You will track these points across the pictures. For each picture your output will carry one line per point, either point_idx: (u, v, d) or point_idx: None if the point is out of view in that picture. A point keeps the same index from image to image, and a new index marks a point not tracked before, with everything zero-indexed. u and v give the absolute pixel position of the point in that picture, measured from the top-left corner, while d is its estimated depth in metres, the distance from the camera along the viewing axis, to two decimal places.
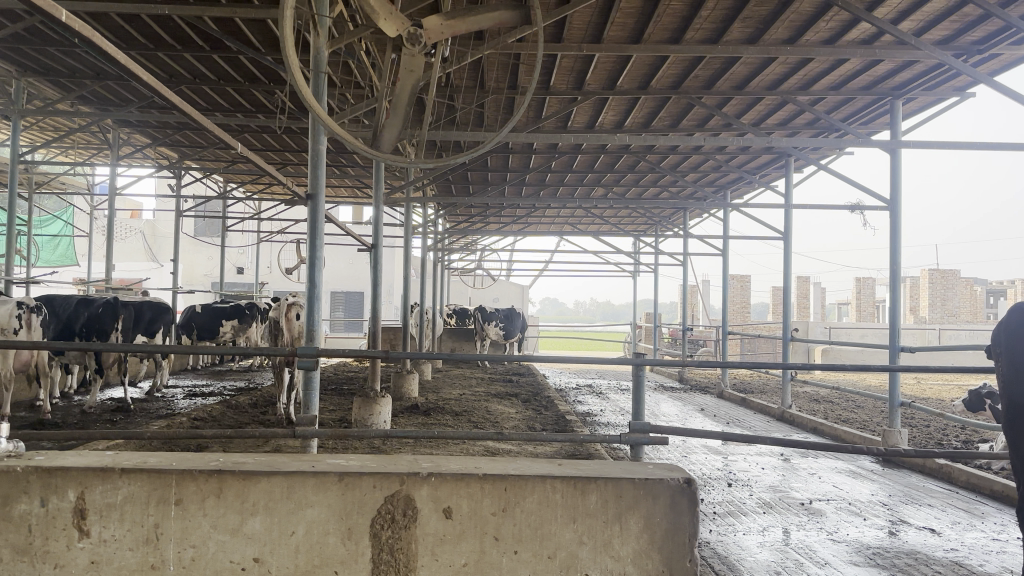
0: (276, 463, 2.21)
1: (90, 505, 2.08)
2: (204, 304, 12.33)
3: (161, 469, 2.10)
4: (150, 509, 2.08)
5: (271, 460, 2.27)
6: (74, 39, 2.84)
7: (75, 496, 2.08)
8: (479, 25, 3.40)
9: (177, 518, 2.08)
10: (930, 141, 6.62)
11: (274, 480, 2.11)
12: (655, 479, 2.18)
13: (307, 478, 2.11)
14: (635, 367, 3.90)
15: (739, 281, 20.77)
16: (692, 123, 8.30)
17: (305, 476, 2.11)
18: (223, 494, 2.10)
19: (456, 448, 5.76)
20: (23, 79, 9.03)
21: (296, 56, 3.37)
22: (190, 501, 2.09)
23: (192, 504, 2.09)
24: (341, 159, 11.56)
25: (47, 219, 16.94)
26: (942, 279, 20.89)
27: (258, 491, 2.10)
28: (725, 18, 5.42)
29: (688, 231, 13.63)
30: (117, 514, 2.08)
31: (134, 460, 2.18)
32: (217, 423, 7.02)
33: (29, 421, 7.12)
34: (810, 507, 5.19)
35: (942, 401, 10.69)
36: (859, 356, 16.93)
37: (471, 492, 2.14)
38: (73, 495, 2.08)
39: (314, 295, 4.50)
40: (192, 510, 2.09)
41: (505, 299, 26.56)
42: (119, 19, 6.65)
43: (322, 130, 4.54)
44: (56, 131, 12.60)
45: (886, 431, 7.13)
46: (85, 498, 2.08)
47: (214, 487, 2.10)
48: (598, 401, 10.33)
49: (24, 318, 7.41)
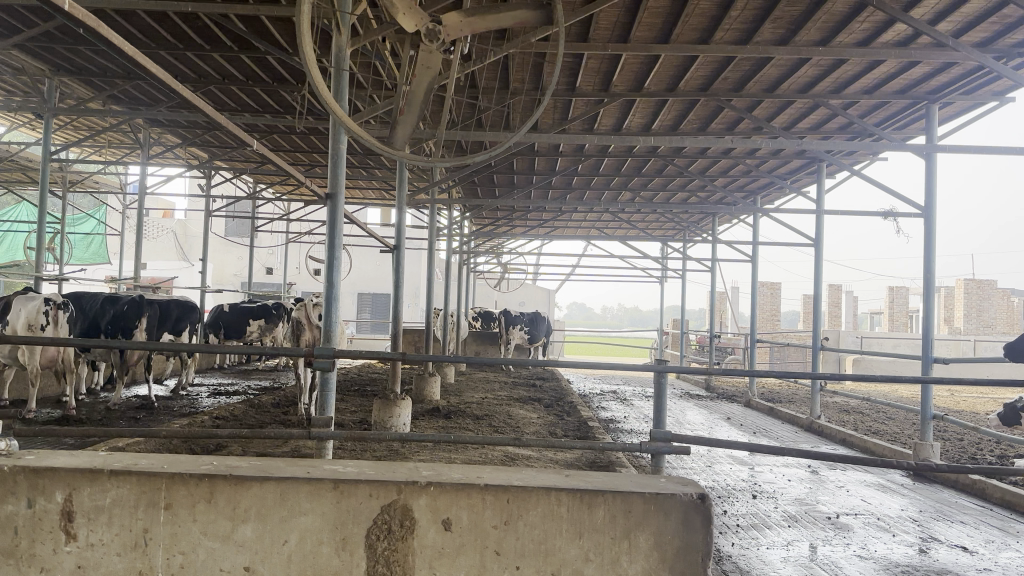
0: (272, 468, 2.15)
1: (78, 507, 2.04)
2: (231, 303, 12.40)
3: (151, 472, 2.05)
4: (139, 513, 2.04)
5: (267, 464, 2.21)
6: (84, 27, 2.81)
7: (63, 497, 2.05)
8: (500, 24, 3.32)
9: (166, 523, 2.03)
10: (968, 146, 6.43)
11: (266, 486, 2.05)
12: (667, 494, 2.08)
13: (301, 486, 2.04)
14: (656, 374, 3.78)
15: (769, 289, 20.46)
16: (721, 127, 8.17)
17: (298, 483, 2.05)
18: (214, 499, 2.05)
19: (475, 453, 5.71)
20: (55, 78, 9.13)
21: (312, 53, 3.29)
22: (180, 506, 2.04)
23: (182, 508, 2.04)
24: (368, 160, 11.57)
25: (80, 217, 17.16)
26: (978, 289, 20.49)
27: (251, 497, 2.04)
28: (756, 19, 5.30)
29: (716, 236, 13.47)
30: (105, 518, 2.04)
31: (125, 461, 2.14)
32: (238, 422, 7.02)
33: (54, 416, 7.19)
34: (837, 521, 5.04)
35: (977, 414, 10.41)
36: (892, 367, 16.57)
37: (472, 504, 2.06)
38: (61, 497, 2.05)
39: (332, 296, 4.44)
40: (182, 515, 2.04)
41: (531, 303, 26.45)
42: (147, 18, 6.68)
43: (342, 131, 4.49)
44: (89, 131, 12.76)
45: (918, 445, 6.91)
46: (73, 499, 2.05)
47: (204, 492, 2.04)
48: (622, 408, 10.21)
49: (51, 313, 7.47)
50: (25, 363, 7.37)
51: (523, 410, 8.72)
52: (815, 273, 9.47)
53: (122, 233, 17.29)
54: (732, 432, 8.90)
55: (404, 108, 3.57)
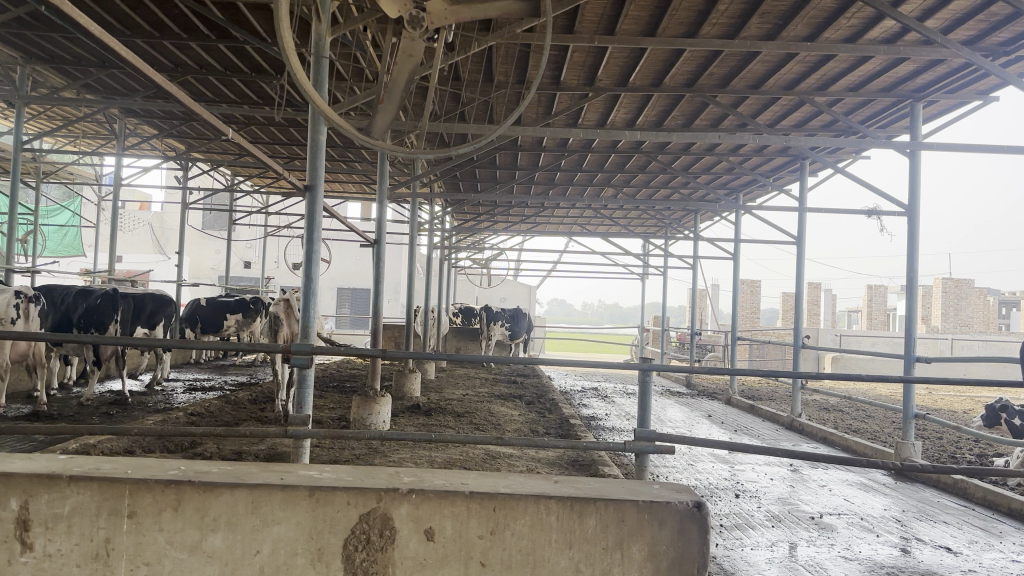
0: (244, 474, 2.07)
1: (34, 516, 1.95)
2: (209, 297, 12.21)
3: (114, 478, 1.96)
4: (101, 522, 1.95)
5: (238, 469, 2.13)
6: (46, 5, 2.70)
7: (18, 505, 1.95)
8: (486, 14, 3.19)
9: (129, 533, 1.95)
10: (952, 145, 6.42)
11: (237, 493, 1.97)
12: (662, 503, 2.04)
13: (275, 493, 1.97)
14: (642, 372, 3.71)
15: (749, 287, 20.54)
16: (705, 123, 8.13)
17: (272, 491, 1.97)
18: (181, 507, 1.96)
19: (457, 452, 5.63)
20: (28, 66, 8.90)
21: (290, 38, 3.15)
22: (145, 514, 1.95)
23: (147, 517, 1.95)
24: (348, 153, 11.43)
25: (54, 209, 16.85)
26: (955, 287, 20.65)
27: (220, 505, 1.96)
28: (743, 13, 5.24)
29: (698, 233, 13.44)
30: (63, 526, 1.94)
31: (85, 466, 2.05)
32: (213, 419, 6.88)
33: (25, 412, 7.02)
34: (821, 521, 5.00)
35: (954, 413, 10.49)
36: (870, 365, 16.67)
37: (456, 512, 1.99)
38: (16, 504, 1.95)
39: (311, 292, 4.30)
40: (147, 524, 1.95)
41: (512, 299, 26.39)
42: (122, 4, 6.51)
43: (322, 120, 4.38)
44: (63, 121, 12.50)
45: (898, 443, 6.90)
46: (29, 507, 1.95)
47: (171, 501, 1.96)
48: (603, 405, 10.15)
49: (22, 307, 7.27)
50: None
51: (503, 407, 8.65)
52: (797, 271, 9.45)
53: (97, 226, 17.02)
54: (713, 430, 8.88)
55: (383, 96, 3.48)
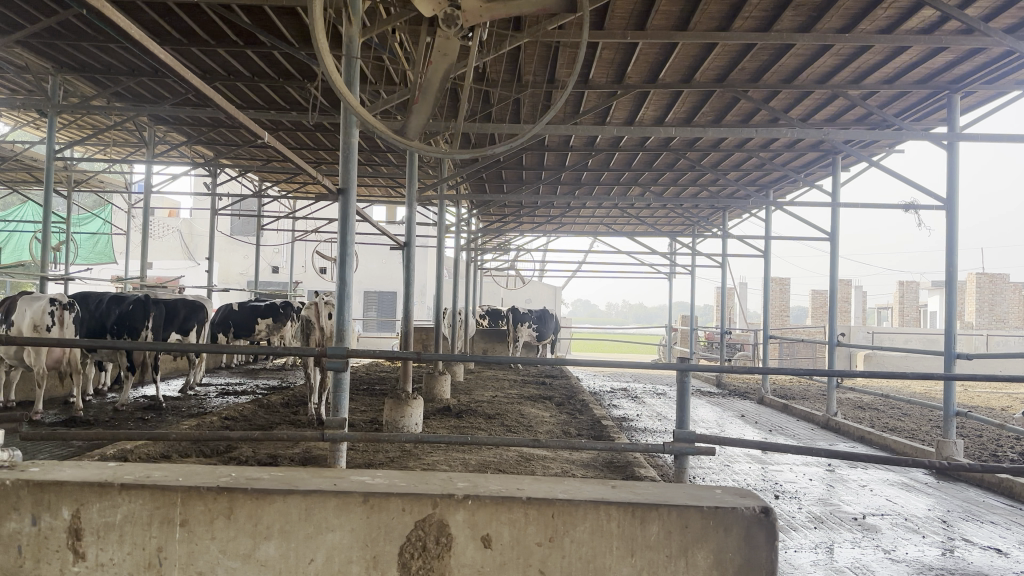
0: (295, 479, 2.15)
1: (86, 524, 2.05)
2: (239, 302, 12.32)
3: (164, 486, 2.05)
4: (153, 531, 2.04)
5: (289, 475, 2.21)
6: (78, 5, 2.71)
7: (70, 514, 2.05)
8: (521, 10, 3.14)
9: (181, 541, 2.03)
10: (991, 137, 6.28)
11: (290, 500, 2.05)
12: (728, 509, 2.08)
13: (328, 500, 2.04)
14: (680, 373, 3.63)
15: (779, 285, 20.31)
16: (736, 118, 8.03)
17: (325, 498, 2.05)
18: (233, 515, 2.05)
19: (490, 454, 5.61)
20: (59, 76, 8.99)
21: (325, 42, 3.14)
22: (197, 522, 2.04)
23: (199, 523, 2.04)
24: (375, 156, 11.45)
25: (85, 217, 17.07)
26: (990, 283, 20.26)
27: (273, 512, 2.04)
28: (776, 6, 5.16)
29: (727, 230, 13.31)
30: (115, 535, 2.04)
31: (136, 474, 2.14)
32: (247, 423, 6.90)
33: (62, 418, 7.10)
34: (864, 522, 4.90)
35: (993, 410, 10.28)
36: (904, 362, 16.41)
37: (514, 519, 2.06)
38: (68, 513, 2.05)
39: (346, 295, 4.26)
40: (199, 533, 2.04)
41: (537, 300, 26.35)
42: (153, 12, 6.55)
43: (355, 123, 4.37)
44: (93, 130, 12.64)
45: (939, 441, 6.75)
46: (80, 516, 2.05)
47: (223, 508, 2.04)
48: (634, 406, 10.05)
49: (57, 314, 7.34)
50: (31, 363, 7.27)
51: (534, 408, 8.62)
52: (830, 266, 9.30)
53: (127, 233, 17.21)
54: (747, 430, 8.77)
55: (418, 97, 3.46)
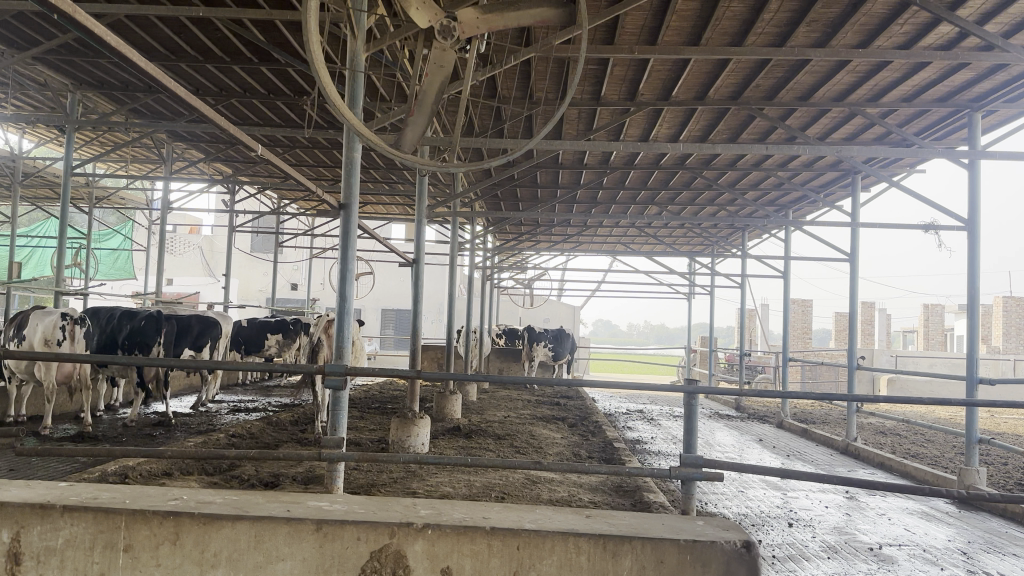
0: (249, 505, 2.09)
1: (25, 548, 2.00)
2: (251, 318, 12.32)
3: (109, 510, 2.01)
4: (95, 556, 1.99)
5: (244, 499, 2.16)
6: (57, 16, 2.64)
7: (10, 536, 2.00)
8: (519, 23, 3.07)
9: (124, 567, 1.98)
10: (1012, 156, 6.13)
11: (239, 526, 2.00)
12: (707, 543, 2.02)
13: (278, 528, 1.99)
14: (686, 394, 3.50)
15: (799, 306, 20.06)
16: (753, 136, 7.91)
17: (277, 525, 2.00)
18: (179, 541, 1.99)
19: (496, 476, 5.50)
20: (78, 92, 9.07)
21: (321, 56, 3.03)
22: (141, 548, 1.99)
23: (144, 549, 1.99)
24: (391, 174, 11.45)
25: (107, 233, 17.19)
26: (1017, 307, 19.86)
27: (221, 539, 1.99)
28: (790, 22, 5.07)
29: (746, 251, 13.14)
30: (56, 559, 1.99)
31: (83, 495, 2.10)
32: (254, 441, 6.83)
33: (71, 433, 7.08)
34: (880, 553, 4.72)
35: (1018, 437, 9.99)
36: (928, 387, 16.07)
37: (476, 551, 2.00)
38: (8, 535, 2.00)
39: (345, 313, 4.18)
40: (144, 558, 1.99)
41: (556, 319, 26.22)
42: (167, 29, 6.57)
43: (357, 139, 4.32)
44: (113, 147, 12.74)
45: (962, 469, 6.53)
46: (20, 539, 2.00)
47: (169, 533, 1.99)
48: (649, 428, 9.89)
49: (68, 328, 7.32)
50: (41, 378, 7.25)
51: (545, 429, 8.50)
52: (850, 288, 9.11)
53: (148, 249, 17.32)
54: (764, 455, 8.58)
55: (413, 110, 3.40)
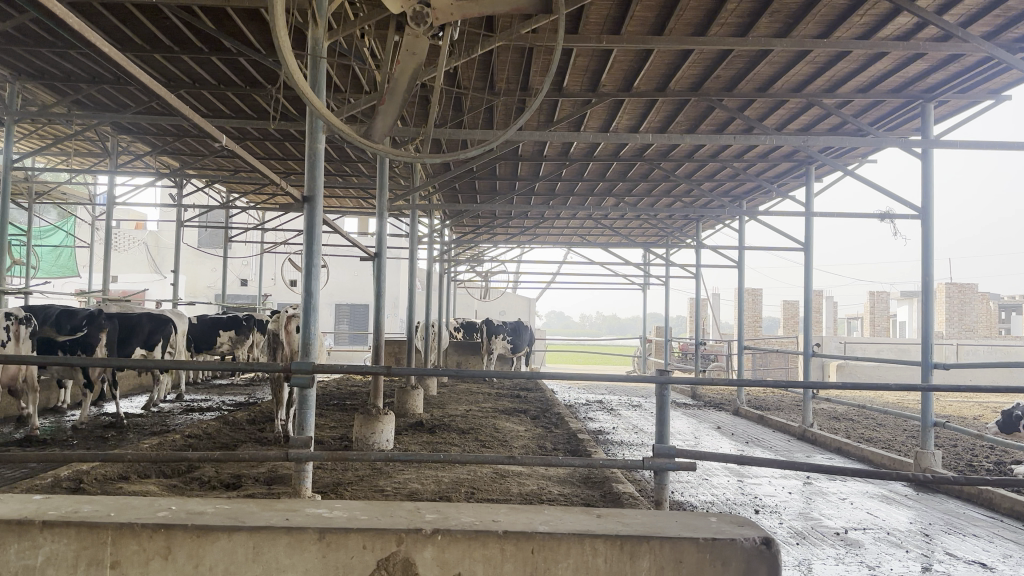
0: (242, 514, 2.01)
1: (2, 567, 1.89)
2: (202, 315, 11.99)
3: (94, 525, 1.91)
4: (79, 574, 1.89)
5: (236, 509, 2.07)
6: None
7: None
8: (493, 10, 3.00)
9: None
10: (965, 146, 6.28)
11: (235, 538, 1.91)
12: (725, 540, 2.00)
13: (279, 538, 1.92)
14: (659, 386, 3.48)
15: (751, 295, 20.38)
16: (710, 126, 7.96)
17: (276, 535, 1.92)
18: (171, 555, 1.91)
19: (464, 471, 5.43)
20: (17, 83, 8.69)
21: (290, 46, 2.92)
22: (129, 564, 1.90)
23: (133, 565, 1.89)
24: (346, 166, 11.25)
25: (47, 229, 16.59)
26: (959, 293, 20.45)
27: (216, 552, 1.91)
28: (753, 12, 5.09)
29: (700, 241, 13.29)
30: None
31: (62, 510, 1.99)
32: (211, 442, 6.65)
33: (16, 437, 6.79)
34: (846, 537, 4.79)
35: (966, 419, 10.27)
36: (876, 372, 16.48)
37: (488, 556, 1.95)
38: None
39: (311, 307, 4.07)
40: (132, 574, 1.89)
41: (511, 311, 26.23)
42: (113, 16, 6.32)
43: (320, 129, 4.19)
44: (53, 140, 12.27)
45: (918, 453, 6.67)
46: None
47: (159, 548, 1.90)
48: (610, 418, 9.93)
49: (12, 329, 7.02)
50: None
51: (508, 422, 8.46)
52: (805, 276, 9.24)
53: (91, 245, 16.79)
54: (724, 443, 8.67)
55: (384, 98, 3.31)
